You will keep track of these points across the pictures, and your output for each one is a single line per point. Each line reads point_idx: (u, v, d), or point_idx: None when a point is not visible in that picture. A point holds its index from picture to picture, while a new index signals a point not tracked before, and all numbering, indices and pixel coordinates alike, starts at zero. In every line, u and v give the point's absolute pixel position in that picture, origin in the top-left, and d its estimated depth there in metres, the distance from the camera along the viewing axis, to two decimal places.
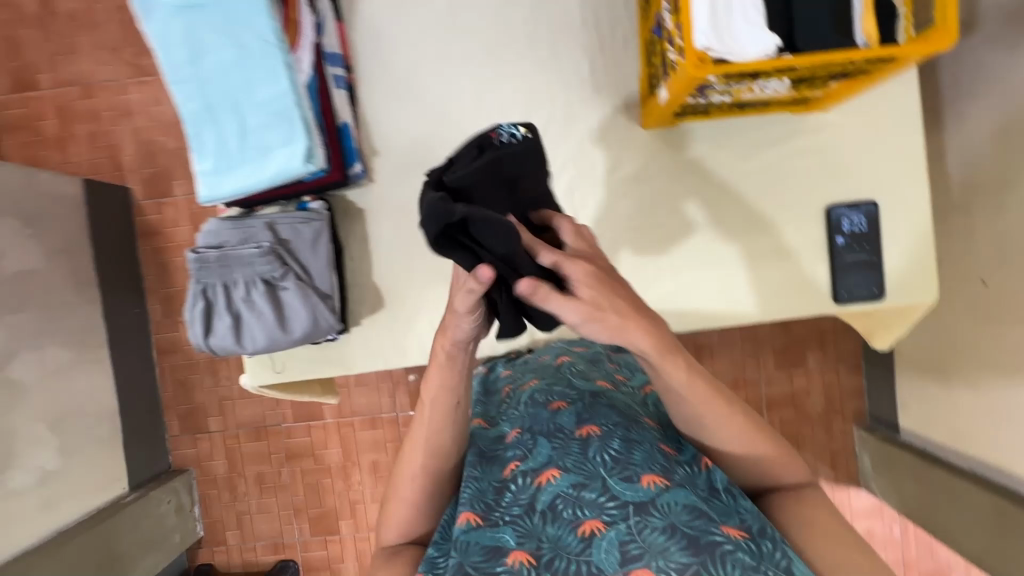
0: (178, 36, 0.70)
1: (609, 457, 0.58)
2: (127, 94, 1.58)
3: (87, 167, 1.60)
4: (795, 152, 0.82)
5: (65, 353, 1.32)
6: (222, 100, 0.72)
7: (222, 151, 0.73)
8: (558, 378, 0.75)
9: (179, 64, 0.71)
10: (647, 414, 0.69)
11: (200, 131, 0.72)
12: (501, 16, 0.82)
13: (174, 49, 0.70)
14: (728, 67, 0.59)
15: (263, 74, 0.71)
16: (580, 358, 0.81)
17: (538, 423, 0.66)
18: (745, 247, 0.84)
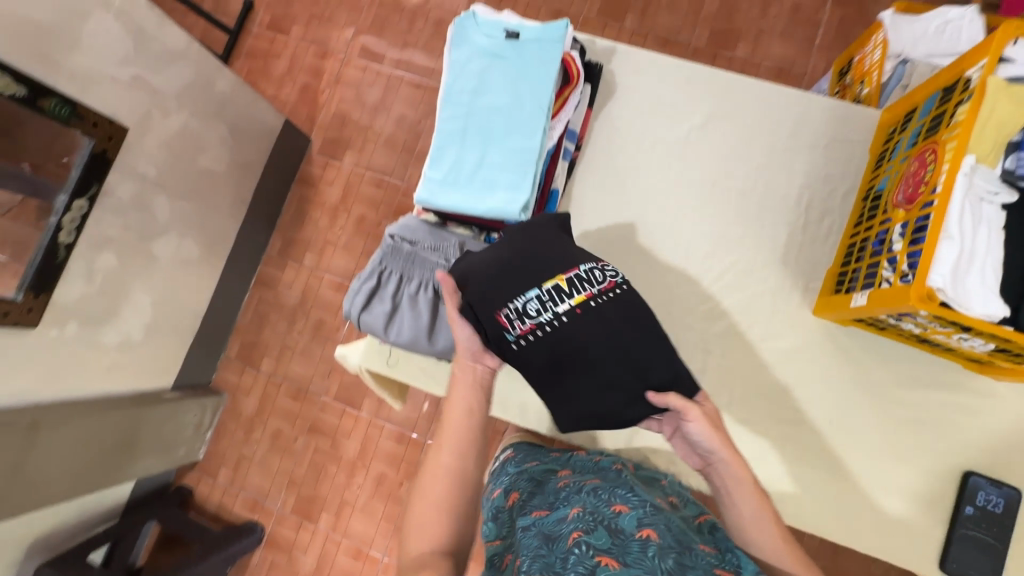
0: (472, 73, 0.82)
1: (668, 566, 0.59)
2: (351, 68, 1.81)
3: (288, 109, 1.81)
4: (952, 403, 0.81)
5: (197, 250, 1.45)
6: (475, 132, 0.82)
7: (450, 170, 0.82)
8: (619, 484, 0.75)
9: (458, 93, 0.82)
10: (704, 539, 0.69)
11: (446, 147, 0.82)
12: (726, 163, 0.89)
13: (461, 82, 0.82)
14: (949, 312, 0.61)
15: (520, 127, 0.80)
16: (635, 473, 0.84)
17: (600, 513, 0.67)
18: (866, 468, 0.82)
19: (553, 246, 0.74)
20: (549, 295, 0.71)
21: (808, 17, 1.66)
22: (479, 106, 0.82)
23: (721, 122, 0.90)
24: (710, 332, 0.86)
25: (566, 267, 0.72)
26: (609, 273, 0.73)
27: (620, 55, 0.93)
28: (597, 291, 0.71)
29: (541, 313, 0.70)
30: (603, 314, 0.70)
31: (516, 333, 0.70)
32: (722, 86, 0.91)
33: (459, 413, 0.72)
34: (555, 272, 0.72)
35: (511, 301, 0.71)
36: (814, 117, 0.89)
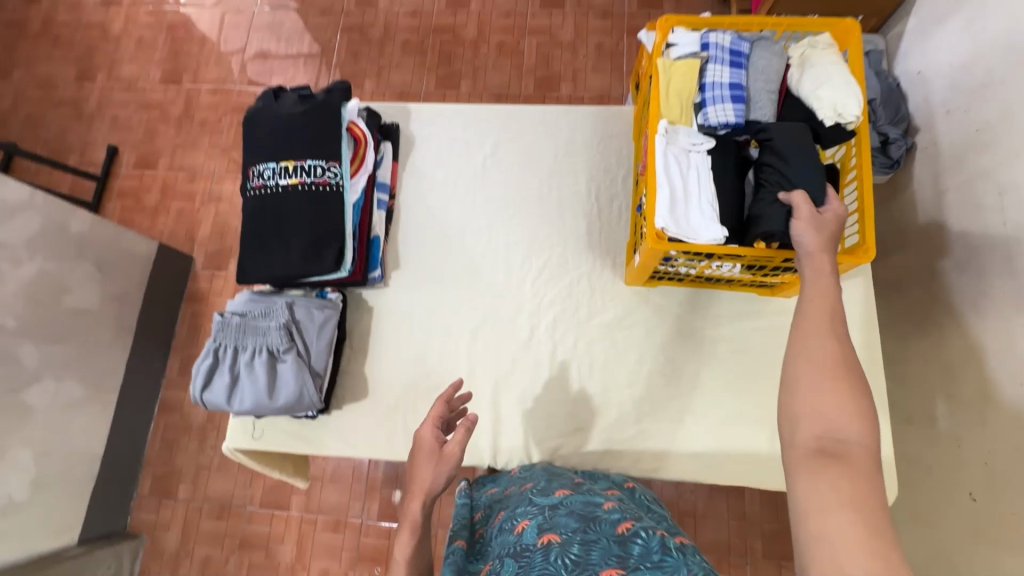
0: (256, 167, 0.90)
1: (569, 560, 0.60)
2: (221, 184, 1.91)
3: (166, 234, 1.87)
4: (758, 328, 0.91)
5: (80, 390, 1.42)
6: (269, 214, 0.89)
7: (252, 250, 0.89)
8: (522, 501, 0.74)
9: (248, 183, 0.91)
10: (607, 500, 0.71)
11: (252, 229, 0.89)
12: (521, 177, 1.01)
13: (249, 172, 0.91)
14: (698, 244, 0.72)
15: (311, 204, 0.88)
16: (540, 479, 0.79)
17: (506, 547, 0.67)
18: (709, 407, 0.89)
19: (298, 139, 0.90)
20: (285, 175, 0.89)
21: (611, 52, 1.92)
22: (269, 189, 0.89)
23: (510, 146, 1.03)
24: (543, 324, 0.94)
25: (310, 149, 0.89)
26: (328, 172, 0.89)
27: (413, 112, 1.06)
28: (312, 182, 0.89)
29: (272, 180, 0.89)
30: (304, 201, 0.88)
31: (251, 185, 0.90)
32: (504, 115, 1.05)
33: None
34: (293, 155, 0.89)
35: (259, 165, 0.90)
36: (583, 123, 1.03)
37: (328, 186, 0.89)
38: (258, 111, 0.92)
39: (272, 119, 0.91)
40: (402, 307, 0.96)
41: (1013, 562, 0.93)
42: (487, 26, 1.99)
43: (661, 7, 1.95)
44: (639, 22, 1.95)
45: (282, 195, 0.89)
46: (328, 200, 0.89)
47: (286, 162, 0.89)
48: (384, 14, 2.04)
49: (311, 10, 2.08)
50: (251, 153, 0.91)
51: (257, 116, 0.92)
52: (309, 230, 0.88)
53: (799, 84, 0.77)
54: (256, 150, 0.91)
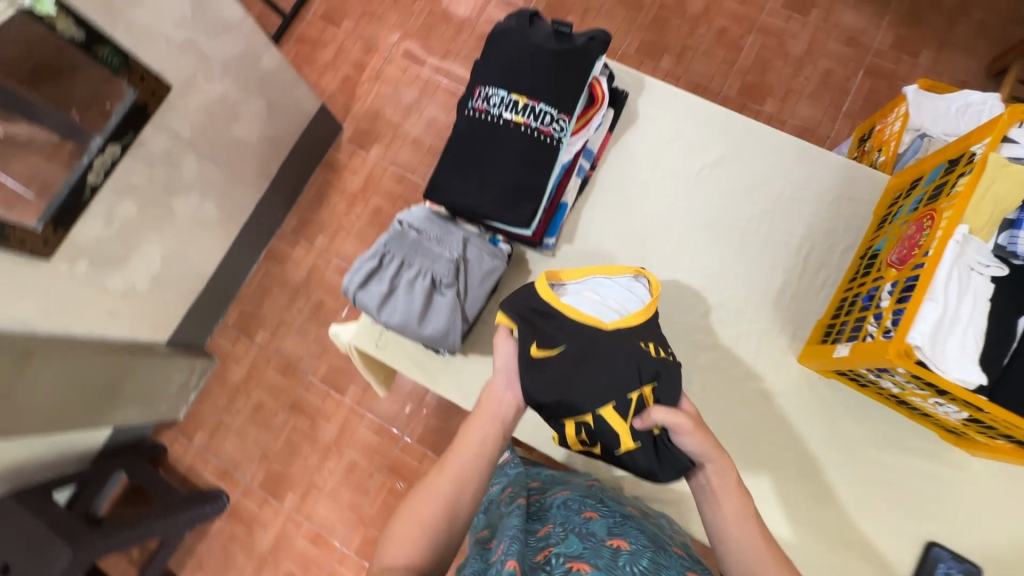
0: (487, 90, 0.85)
1: (635, 566, 0.66)
2: (391, 66, 1.88)
3: (325, 96, 1.88)
4: (923, 470, 0.81)
5: (214, 214, 1.49)
6: (478, 141, 0.85)
7: (450, 171, 0.86)
8: (591, 494, 0.82)
9: (472, 103, 0.86)
10: (676, 544, 0.79)
11: (456, 150, 0.86)
12: (732, 204, 0.92)
13: (478, 90, 0.86)
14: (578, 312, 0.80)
15: (527, 150, 0.83)
16: (604, 489, 0.89)
17: (571, 523, 0.74)
18: (830, 525, 0.81)
19: (538, 76, 0.83)
20: (510, 107, 0.84)
21: (838, 84, 1.71)
22: (491, 118, 0.85)
23: (734, 164, 0.93)
24: (696, 363, 0.88)
25: (546, 92, 0.83)
26: (554, 123, 0.83)
27: (647, 87, 0.97)
28: (534, 127, 0.83)
29: (495, 108, 0.84)
30: (518, 143, 0.83)
31: (473, 105, 0.86)
32: (741, 130, 0.94)
33: (454, 477, 0.72)
34: (527, 92, 0.83)
35: (488, 88, 0.85)
36: (824, 174, 0.91)
37: (546, 138, 0.83)
38: (507, 31, 0.86)
39: (518, 45, 0.85)
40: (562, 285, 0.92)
41: None
42: (717, 5, 1.80)
43: (916, 57, 1.70)
44: (884, 64, 1.71)
45: (498, 128, 0.84)
46: (542, 153, 0.83)
47: (516, 95, 0.83)
48: None
49: None
50: (485, 72, 0.87)
51: (505, 36, 0.86)
52: (511, 175, 0.83)
53: None
54: (491, 70, 0.86)
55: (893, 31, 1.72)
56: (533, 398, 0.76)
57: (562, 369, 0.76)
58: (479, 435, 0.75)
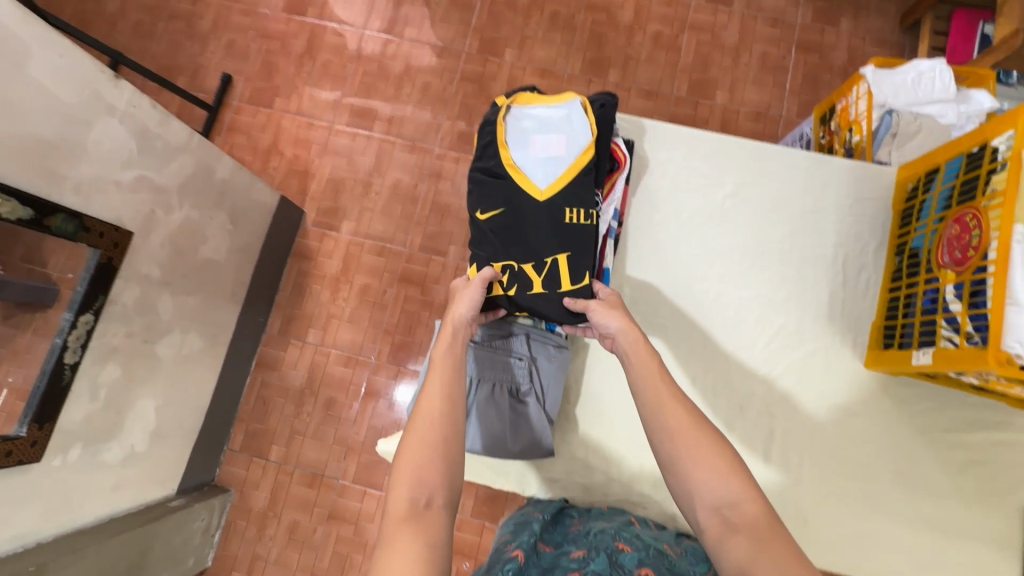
0: (505, 191, 0.84)
1: None
2: (338, 137, 1.79)
3: (277, 183, 1.77)
4: (1003, 440, 0.85)
5: (199, 343, 1.36)
6: (508, 241, 0.83)
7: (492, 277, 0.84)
8: (629, 528, 0.76)
9: (491, 206, 0.84)
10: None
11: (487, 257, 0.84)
12: (762, 229, 0.93)
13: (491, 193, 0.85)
14: (512, 169, 0.85)
15: (563, 236, 0.82)
16: (650, 526, 0.81)
17: (606, 549, 0.69)
18: (942, 519, 0.83)
19: (547, 168, 0.85)
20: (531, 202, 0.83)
21: (776, 65, 1.78)
22: (516, 214, 0.84)
23: (752, 189, 0.94)
24: (774, 394, 0.88)
25: (562, 178, 0.84)
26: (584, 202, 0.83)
27: (649, 130, 0.95)
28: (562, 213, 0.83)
29: (516, 206, 0.84)
30: (551, 231, 0.83)
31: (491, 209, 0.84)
32: (749, 153, 0.95)
33: (433, 418, 0.67)
34: (543, 184, 0.84)
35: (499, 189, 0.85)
36: (837, 180, 0.94)
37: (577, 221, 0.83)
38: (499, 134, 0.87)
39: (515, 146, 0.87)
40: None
41: None
42: (646, 11, 1.83)
43: (837, 24, 1.80)
44: (811, 37, 1.79)
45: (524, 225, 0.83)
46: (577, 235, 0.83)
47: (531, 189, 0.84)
48: None
49: None
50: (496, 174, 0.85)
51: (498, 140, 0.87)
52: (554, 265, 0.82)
53: None
54: (497, 171, 0.85)
55: (810, 6, 1.81)
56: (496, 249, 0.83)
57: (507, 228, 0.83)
58: (453, 359, 0.73)
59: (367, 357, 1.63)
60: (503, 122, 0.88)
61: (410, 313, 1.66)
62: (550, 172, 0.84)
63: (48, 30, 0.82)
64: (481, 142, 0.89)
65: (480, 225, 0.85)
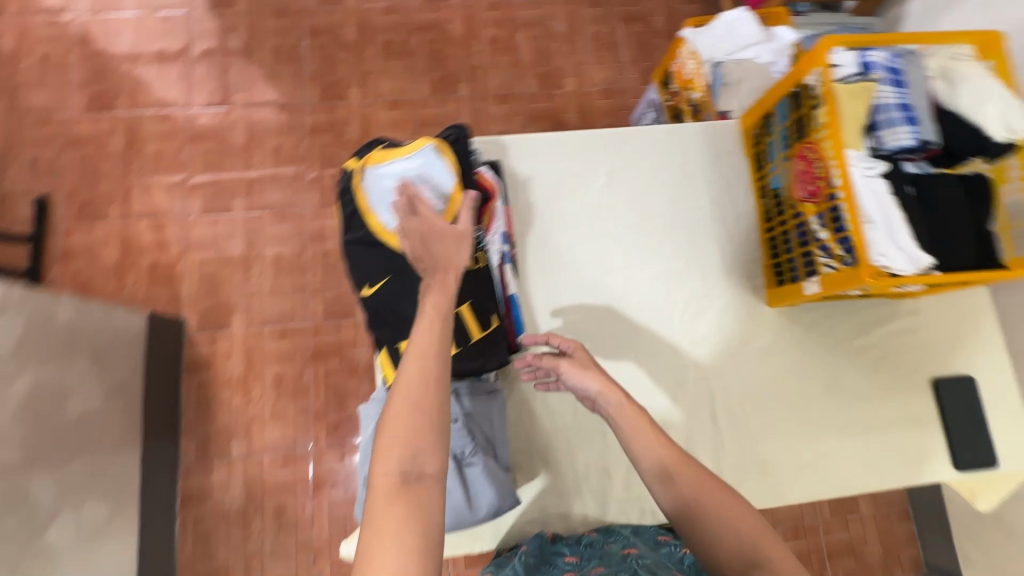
0: (385, 259, 0.82)
1: None
2: (196, 228, 1.62)
3: (141, 297, 1.57)
4: (896, 331, 0.94)
5: (100, 510, 1.17)
6: (404, 310, 0.81)
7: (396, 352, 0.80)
8: (624, 566, 0.70)
9: (376, 280, 0.82)
10: None
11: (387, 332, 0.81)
12: (642, 209, 0.95)
13: (371, 267, 0.82)
14: (384, 237, 0.83)
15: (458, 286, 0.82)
16: (648, 553, 0.76)
17: None
18: (871, 417, 0.91)
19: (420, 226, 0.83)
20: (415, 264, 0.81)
21: (609, 41, 1.87)
22: (404, 279, 0.82)
23: (622, 175, 0.96)
24: (701, 359, 0.92)
25: None
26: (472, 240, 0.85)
27: (509, 146, 0.95)
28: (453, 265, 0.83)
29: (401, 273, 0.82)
30: None
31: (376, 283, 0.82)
32: (609, 142, 0.97)
33: (410, 395, 0.61)
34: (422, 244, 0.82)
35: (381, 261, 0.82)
36: (693, 144, 0.99)
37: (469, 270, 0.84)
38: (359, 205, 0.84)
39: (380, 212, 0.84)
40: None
41: None
42: (475, 20, 1.84)
43: None
44: (631, 8, 1.90)
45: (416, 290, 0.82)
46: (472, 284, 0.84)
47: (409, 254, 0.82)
48: (354, 13, 1.81)
49: (266, 12, 1.79)
50: (372, 245, 0.83)
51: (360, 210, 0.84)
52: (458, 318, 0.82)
53: (955, 100, 0.78)
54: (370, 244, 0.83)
55: None
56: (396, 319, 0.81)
57: (399, 298, 0.81)
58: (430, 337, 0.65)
59: (306, 447, 1.50)
60: (361, 188, 0.85)
61: (337, 387, 1.55)
62: None
63: None
64: (346, 214, 0.85)
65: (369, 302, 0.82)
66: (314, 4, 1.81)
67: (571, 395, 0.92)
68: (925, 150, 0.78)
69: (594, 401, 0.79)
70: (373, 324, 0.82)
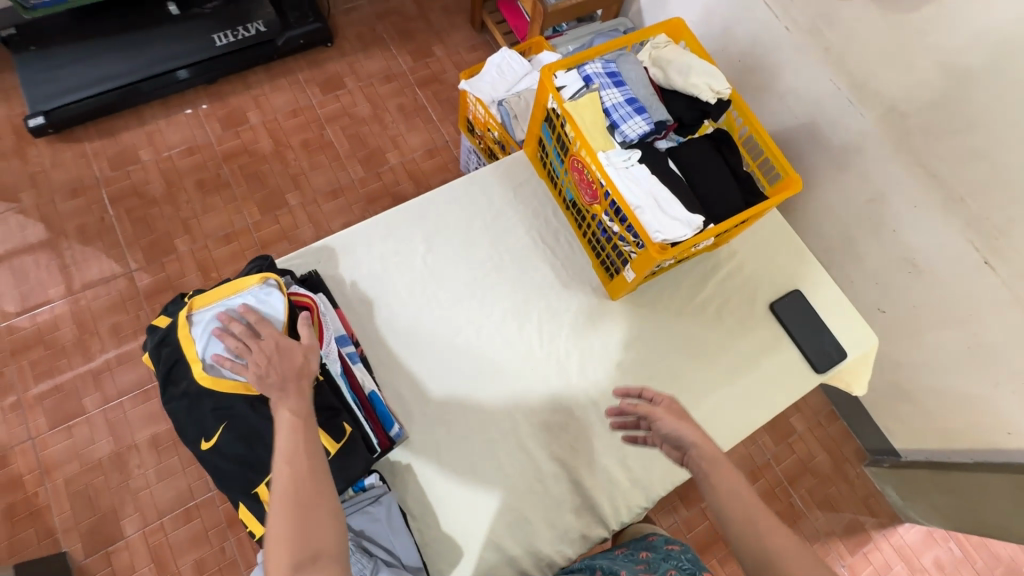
0: (210, 409, 0.75)
1: None
2: (48, 446, 1.45)
3: (5, 550, 1.36)
4: (724, 277, 1.05)
5: None
6: (252, 453, 0.75)
7: (258, 498, 0.76)
8: None
9: (212, 432, 0.75)
10: None
11: (241, 481, 0.76)
12: (469, 261, 0.99)
13: (202, 419, 0.75)
14: (211, 383, 0.75)
15: None
16: None
17: None
18: (735, 359, 0.99)
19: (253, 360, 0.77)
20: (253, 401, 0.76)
21: (414, 107, 1.96)
22: (242, 419, 0.75)
23: (439, 236, 1.00)
24: (574, 373, 0.95)
25: None
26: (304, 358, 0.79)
27: (323, 251, 0.95)
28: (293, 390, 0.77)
29: (238, 415, 0.75)
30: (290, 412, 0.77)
31: (211, 434, 0.75)
32: (416, 212, 1.01)
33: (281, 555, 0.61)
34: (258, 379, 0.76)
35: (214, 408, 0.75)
36: (492, 186, 1.05)
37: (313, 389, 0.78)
38: (174, 355, 0.76)
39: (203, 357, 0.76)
40: (449, 439, 0.88)
41: (933, 335, 1.28)
42: (280, 131, 1.86)
43: (434, 53, 2.04)
44: (423, 72, 2.01)
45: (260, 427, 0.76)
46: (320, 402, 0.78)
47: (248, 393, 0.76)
48: (153, 165, 1.76)
49: (56, 197, 1.69)
50: (195, 396, 0.76)
51: (177, 360, 0.77)
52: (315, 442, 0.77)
53: (669, 80, 0.90)
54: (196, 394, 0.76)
55: (405, 50, 2.03)
56: (247, 464, 0.75)
57: (242, 443, 0.75)
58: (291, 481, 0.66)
59: None
60: (178, 336, 0.76)
61: None
62: None
63: None
64: (162, 367, 0.76)
65: (211, 457, 0.75)
66: (107, 171, 1.73)
67: (462, 460, 0.87)
68: (663, 129, 0.89)
69: (683, 449, 0.80)
70: (220, 481, 0.75)
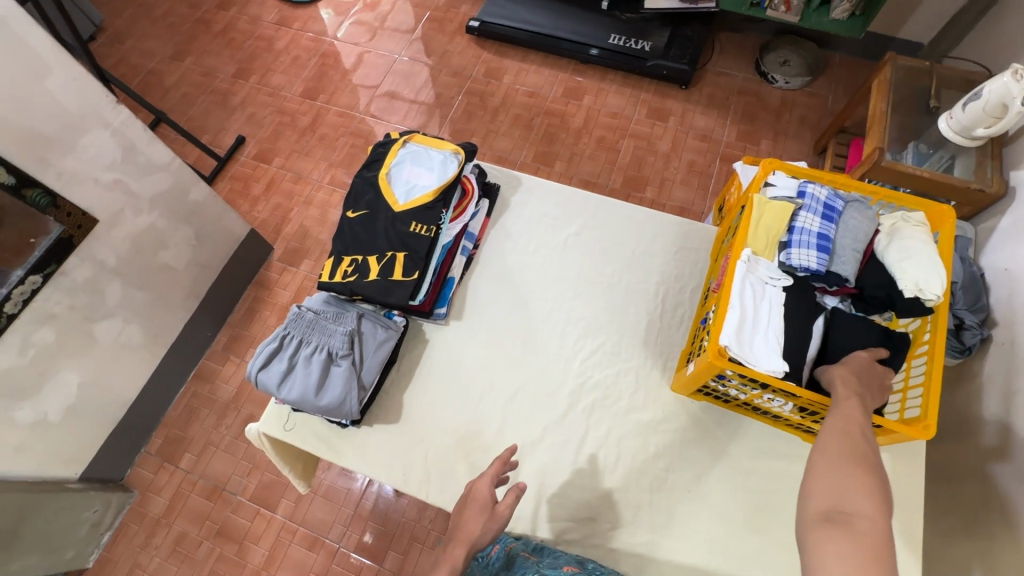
0: (368, 197, 1.05)
1: None
2: (317, 192, 2.09)
3: (258, 222, 2.05)
4: (793, 474, 0.91)
5: (139, 337, 1.53)
6: (361, 238, 1.02)
7: (339, 262, 1.02)
8: None
9: (358, 208, 1.05)
10: None
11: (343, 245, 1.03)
12: (596, 264, 1.08)
13: (361, 197, 1.05)
14: (384, 184, 1.05)
15: (405, 239, 1.00)
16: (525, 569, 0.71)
17: None
18: (728, 540, 0.88)
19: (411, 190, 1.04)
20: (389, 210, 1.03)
21: (701, 171, 2.03)
22: (377, 216, 1.04)
23: (593, 231, 1.11)
24: (583, 405, 0.98)
25: (419, 198, 1.03)
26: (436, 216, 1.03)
27: (516, 180, 1.16)
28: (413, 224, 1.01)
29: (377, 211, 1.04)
30: (398, 233, 1.01)
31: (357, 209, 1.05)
32: (595, 205, 1.13)
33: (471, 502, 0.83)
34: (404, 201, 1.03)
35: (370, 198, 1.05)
36: (666, 232, 1.10)
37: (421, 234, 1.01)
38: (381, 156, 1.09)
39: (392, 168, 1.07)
40: (467, 354, 1.02)
41: None
42: (594, 120, 2.17)
43: (758, 145, 2.06)
44: (734, 152, 2.06)
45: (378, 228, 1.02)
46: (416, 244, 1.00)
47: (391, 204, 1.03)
48: (505, 89, 2.26)
49: (444, 70, 2.33)
50: (370, 186, 1.07)
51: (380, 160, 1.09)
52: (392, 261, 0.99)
53: (884, 252, 0.84)
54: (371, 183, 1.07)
55: (736, 127, 2.10)
56: (355, 240, 1.03)
57: (364, 227, 1.03)
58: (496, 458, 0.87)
59: None
60: (392, 150, 1.09)
61: None
62: (410, 193, 1.04)
63: (69, 60, 1.14)
64: (372, 157, 1.10)
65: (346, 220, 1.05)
66: (480, 74, 2.31)
67: (460, 373, 1.01)
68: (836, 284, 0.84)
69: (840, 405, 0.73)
70: (336, 235, 1.04)
